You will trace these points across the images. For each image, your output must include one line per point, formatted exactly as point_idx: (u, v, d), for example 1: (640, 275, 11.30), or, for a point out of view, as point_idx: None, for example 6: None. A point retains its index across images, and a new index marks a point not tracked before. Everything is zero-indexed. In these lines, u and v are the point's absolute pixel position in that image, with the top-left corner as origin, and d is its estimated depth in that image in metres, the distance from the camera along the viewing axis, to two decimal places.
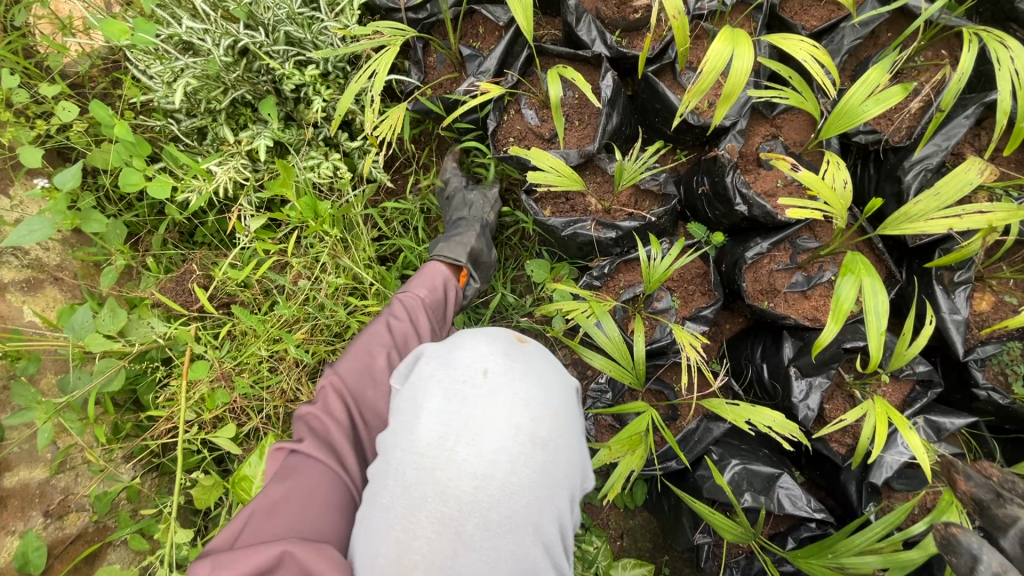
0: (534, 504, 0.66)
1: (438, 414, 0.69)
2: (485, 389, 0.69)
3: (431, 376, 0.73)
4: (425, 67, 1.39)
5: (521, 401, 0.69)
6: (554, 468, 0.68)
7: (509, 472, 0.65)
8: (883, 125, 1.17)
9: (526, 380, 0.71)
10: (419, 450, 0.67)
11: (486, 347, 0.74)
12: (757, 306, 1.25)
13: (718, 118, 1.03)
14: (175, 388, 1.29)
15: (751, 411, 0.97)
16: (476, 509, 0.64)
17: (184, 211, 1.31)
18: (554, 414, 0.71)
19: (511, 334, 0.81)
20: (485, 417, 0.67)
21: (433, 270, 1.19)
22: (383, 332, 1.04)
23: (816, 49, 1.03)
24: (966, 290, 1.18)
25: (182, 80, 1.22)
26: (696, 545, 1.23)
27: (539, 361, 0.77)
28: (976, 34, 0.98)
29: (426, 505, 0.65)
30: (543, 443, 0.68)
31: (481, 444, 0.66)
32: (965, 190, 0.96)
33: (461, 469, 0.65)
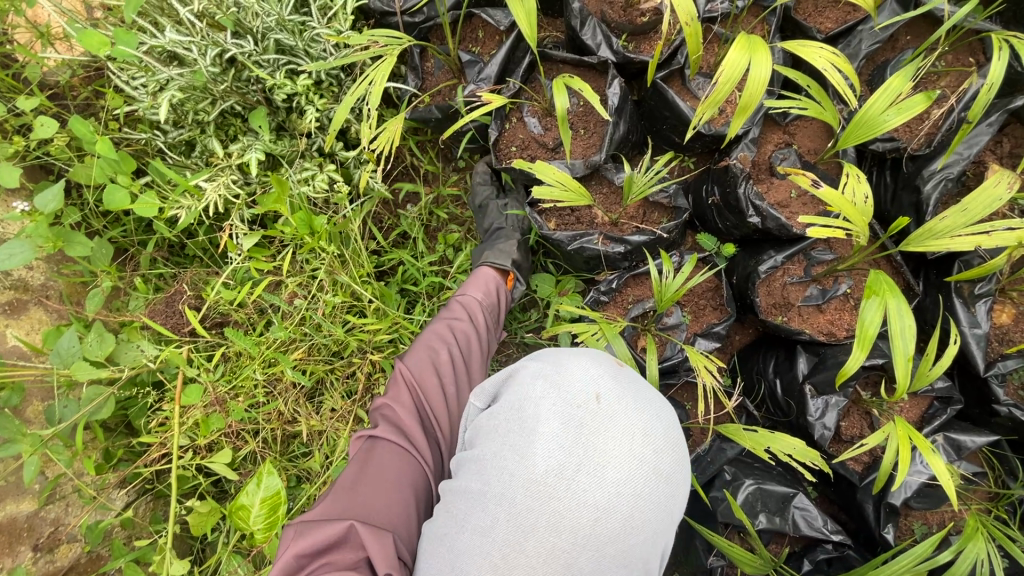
0: (650, 539, 0.64)
1: (555, 440, 0.65)
2: (604, 416, 0.67)
3: (542, 396, 0.70)
4: (423, 73, 1.34)
5: (643, 432, 0.66)
6: (671, 502, 0.66)
7: (632, 506, 0.63)
8: (902, 132, 1.12)
9: (643, 408, 0.69)
10: (533, 477, 0.64)
11: (599, 371, 0.71)
12: (771, 321, 1.21)
13: (735, 130, 0.98)
14: (168, 412, 1.24)
15: (771, 439, 0.94)
16: (591, 542, 0.61)
17: (173, 229, 1.26)
18: (673, 446, 0.68)
19: (611, 356, 0.78)
20: (608, 447, 0.64)
21: (483, 274, 1.23)
22: (446, 328, 1.10)
23: (835, 56, 0.98)
24: (987, 303, 1.13)
25: (167, 92, 1.15)
26: (709, 568, 1.19)
27: (646, 385, 0.74)
28: (1005, 41, 0.93)
29: (535, 533, 0.62)
30: (665, 476, 0.66)
31: (604, 475, 0.63)
32: (993, 206, 0.91)
33: (582, 500, 0.62)
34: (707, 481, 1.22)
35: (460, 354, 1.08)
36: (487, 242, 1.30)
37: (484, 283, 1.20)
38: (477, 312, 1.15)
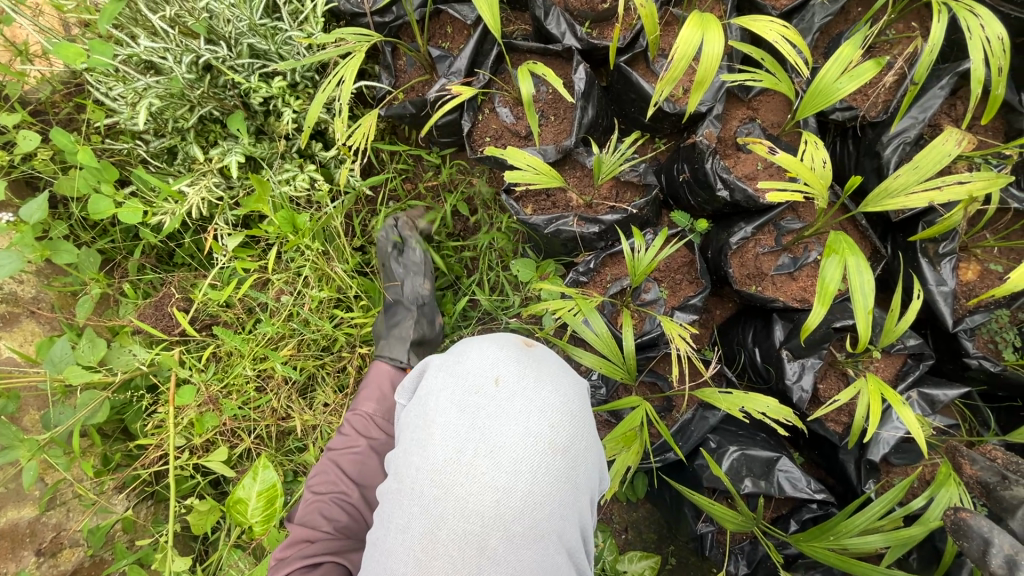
0: (558, 511, 0.65)
1: (453, 428, 0.68)
2: (498, 399, 0.69)
3: (442, 387, 0.73)
4: (395, 71, 1.38)
5: (537, 409, 0.68)
6: (576, 472, 0.68)
7: (532, 481, 0.65)
8: (859, 100, 1.17)
9: (536, 387, 0.70)
10: (437, 466, 0.66)
11: (495, 356, 0.74)
12: (745, 290, 1.24)
13: (693, 105, 1.02)
14: (163, 414, 1.27)
15: (745, 398, 0.97)
16: (498, 523, 0.63)
17: (159, 235, 1.28)
18: (572, 419, 0.70)
19: (518, 339, 0.81)
20: (502, 427, 0.66)
21: (377, 374, 1.19)
22: (336, 461, 1.06)
23: (786, 28, 1.01)
24: (952, 261, 1.17)
25: (145, 100, 1.19)
26: (700, 534, 1.23)
27: (550, 363, 0.76)
28: (945, 5, 0.95)
29: (446, 523, 0.64)
30: (563, 449, 0.68)
31: (499, 457, 0.65)
32: (944, 162, 0.95)
33: (482, 484, 0.64)
34: (692, 451, 1.25)
35: (359, 480, 1.04)
36: (383, 329, 1.27)
37: (377, 391, 1.16)
38: (371, 425, 1.11)
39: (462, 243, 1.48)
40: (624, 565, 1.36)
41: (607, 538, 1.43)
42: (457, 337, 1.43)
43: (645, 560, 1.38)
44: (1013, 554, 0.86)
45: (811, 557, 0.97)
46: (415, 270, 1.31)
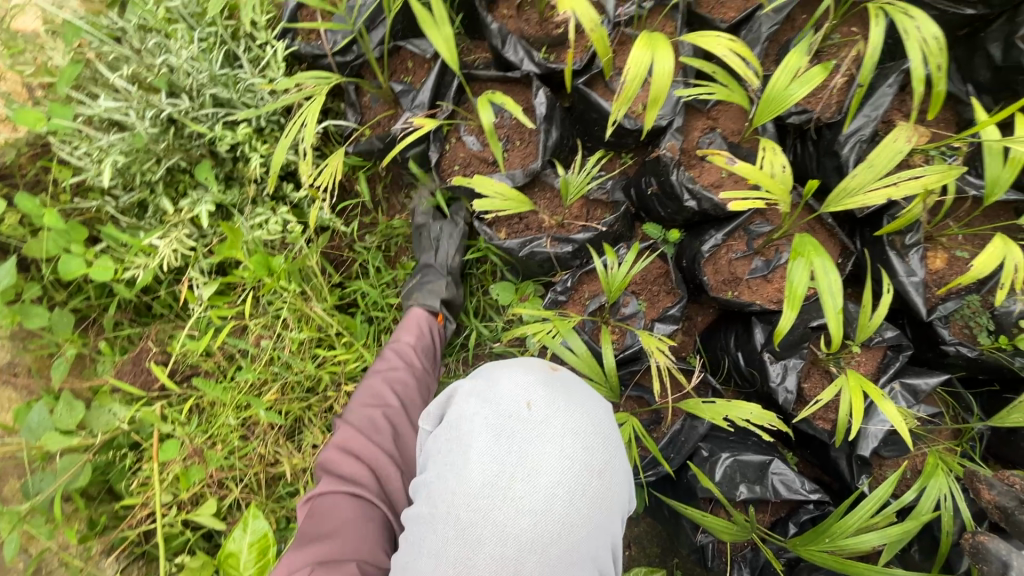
0: (594, 533, 0.64)
1: (488, 453, 0.67)
2: (532, 422, 0.68)
3: (475, 412, 0.72)
4: (361, 108, 1.39)
5: (571, 431, 0.67)
6: (610, 495, 0.67)
7: (568, 504, 0.63)
8: (813, 103, 1.20)
9: (570, 409, 0.70)
10: (472, 491, 0.65)
11: (528, 379, 0.73)
12: (721, 296, 1.26)
13: (650, 122, 1.05)
14: (148, 471, 1.24)
15: (728, 406, 0.98)
16: (535, 546, 0.62)
17: (132, 289, 1.27)
18: (604, 441, 0.69)
19: (545, 363, 0.79)
20: (538, 450, 0.65)
21: (415, 316, 1.27)
22: (381, 382, 1.13)
23: (734, 42, 1.04)
24: (919, 252, 1.20)
25: (109, 157, 1.19)
26: (700, 545, 1.23)
27: (578, 386, 0.75)
28: (881, 9, 0.99)
29: (483, 547, 0.62)
30: (598, 471, 0.67)
31: (536, 479, 0.64)
32: (897, 158, 0.98)
33: (519, 507, 0.63)
34: (685, 460, 1.25)
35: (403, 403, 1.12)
36: (415, 281, 1.35)
37: (413, 330, 1.24)
38: (411, 359, 1.19)
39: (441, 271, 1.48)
40: None
41: None
42: (443, 365, 1.42)
43: None
44: None
45: (808, 560, 0.97)
46: (445, 230, 1.38)
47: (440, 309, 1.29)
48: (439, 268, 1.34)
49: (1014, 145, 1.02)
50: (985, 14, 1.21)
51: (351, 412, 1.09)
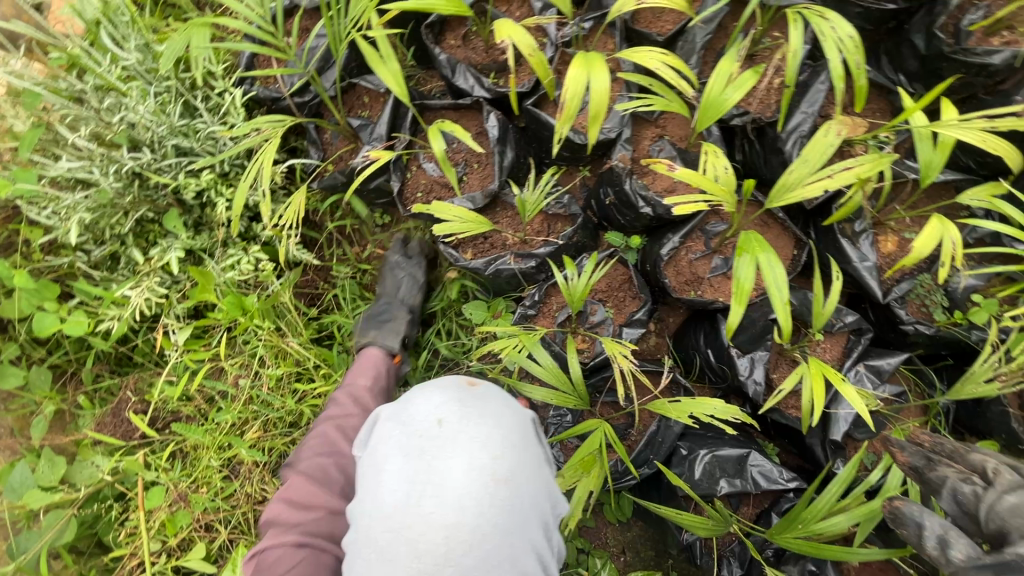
0: (508, 540, 0.65)
1: (401, 473, 0.69)
2: (441, 438, 0.70)
3: (390, 435, 0.74)
4: (323, 144, 1.43)
5: (479, 444, 0.69)
6: (524, 503, 0.69)
7: (478, 513, 0.65)
8: (752, 104, 1.25)
9: (479, 422, 0.72)
10: (388, 512, 0.67)
11: (439, 397, 0.76)
12: (685, 297, 1.29)
13: (595, 137, 1.09)
14: (134, 521, 1.24)
15: (692, 404, 1.00)
16: (449, 559, 0.63)
17: (108, 341, 1.29)
18: (514, 449, 0.71)
19: (462, 379, 0.82)
20: (446, 465, 0.68)
21: (369, 357, 1.27)
22: (332, 429, 1.13)
23: (666, 55, 1.09)
24: (869, 237, 1.24)
25: (75, 215, 1.22)
26: (688, 543, 1.25)
27: (492, 399, 0.78)
28: (800, 13, 1.04)
29: (400, 566, 0.64)
30: (507, 479, 0.68)
31: (446, 494, 0.66)
32: (829, 151, 1.02)
33: (431, 523, 0.65)
34: (666, 460, 1.28)
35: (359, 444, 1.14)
36: (375, 319, 1.36)
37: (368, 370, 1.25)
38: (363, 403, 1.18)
39: None
40: None
41: (605, 563, 1.44)
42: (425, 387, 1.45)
43: None
44: (945, 535, 0.77)
45: (785, 546, 0.99)
46: (409, 274, 1.41)
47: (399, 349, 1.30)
48: (399, 308, 1.36)
49: (941, 130, 1.07)
50: (905, 8, 1.29)
51: (302, 457, 1.11)
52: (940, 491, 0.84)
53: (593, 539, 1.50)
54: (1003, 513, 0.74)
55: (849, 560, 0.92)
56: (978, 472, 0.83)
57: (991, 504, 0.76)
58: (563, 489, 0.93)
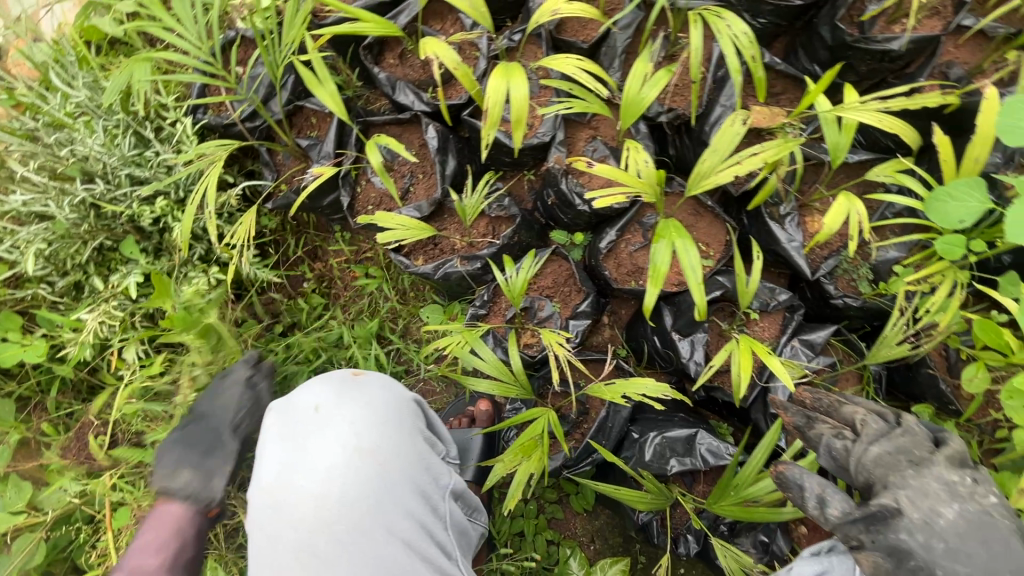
0: (374, 505, 0.79)
1: (279, 455, 0.82)
2: (314, 421, 0.83)
3: (274, 422, 0.86)
4: (275, 165, 1.49)
5: (347, 426, 0.82)
6: (388, 474, 0.81)
7: (344, 485, 0.79)
8: (675, 102, 1.32)
9: (349, 410, 0.84)
10: (269, 489, 0.80)
11: (319, 386, 0.88)
12: (626, 287, 1.35)
13: (521, 141, 1.16)
14: (104, 542, 1.27)
15: (624, 385, 1.06)
16: (322, 524, 0.77)
17: (72, 367, 1.33)
18: (381, 427, 0.84)
19: (348, 369, 0.94)
20: (316, 445, 0.81)
21: (167, 518, 1.09)
22: None
23: (582, 61, 1.16)
24: (794, 218, 1.31)
25: (33, 247, 1.27)
26: (644, 523, 1.30)
27: (369, 386, 0.89)
28: (701, 14, 1.12)
29: (283, 534, 0.78)
30: (372, 454, 0.81)
31: (316, 470, 0.79)
32: (738, 138, 1.08)
33: (304, 495, 0.78)
34: (618, 444, 1.33)
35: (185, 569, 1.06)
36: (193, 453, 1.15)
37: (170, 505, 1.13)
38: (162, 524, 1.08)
39: (376, 305, 1.57)
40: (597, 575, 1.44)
41: (575, 551, 1.48)
42: None
43: (616, 565, 1.44)
44: (823, 492, 0.85)
45: (723, 514, 1.04)
46: (253, 400, 1.24)
47: (220, 501, 1.13)
48: (228, 441, 1.17)
49: (843, 114, 1.15)
50: (812, 2, 1.37)
51: None
52: (820, 446, 0.92)
53: (563, 529, 1.54)
54: (875, 466, 0.86)
55: (773, 519, 0.98)
56: (849, 426, 0.93)
57: (865, 458, 0.87)
58: (501, 473, 0.97)
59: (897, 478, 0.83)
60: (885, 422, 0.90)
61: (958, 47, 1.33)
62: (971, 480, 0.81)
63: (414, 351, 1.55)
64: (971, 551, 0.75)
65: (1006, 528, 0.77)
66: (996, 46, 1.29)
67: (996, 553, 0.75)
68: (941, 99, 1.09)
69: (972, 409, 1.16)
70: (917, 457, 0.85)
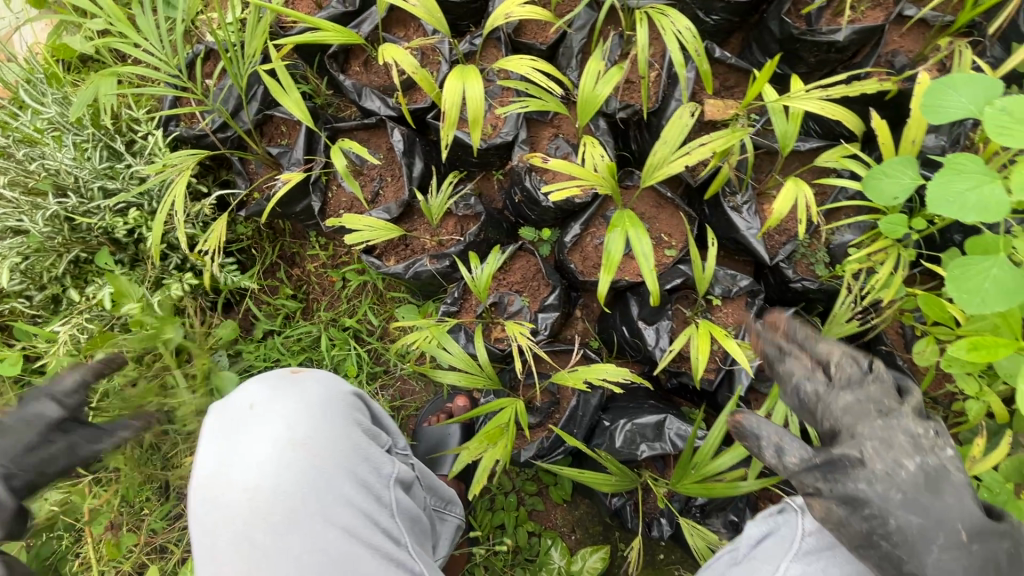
0: (309, 495, 0.81)
1: (214, 452, 0.84)
2: (248, 417, 0.85)
3: (210, 421, 0.88)
4: (248, 174, 1.53)
5: (280, 420, 0.84)
6: (323, 466, 0.83)
7: (278, 477, 0.81)
8: (631, 98, 1.36)
9: (281, 405, 0.86)
10: (206, 485, 0.82)
11: (255, 384, 0.89)
12: (592, 279, 1.39)
13: (479, 139, 1.20)
14: (86, 550, 1.28)
15: (587, 370, 1.09)
16: (256, 518, 0.79)
17: (51, 378, 1.35)
18: (316, 421, 0.86)
19: (288, 367, 0.95)
20: (250, 440, 0.83)
21: None
22: None
23: (535, 61, 1.20)
24: (751, 206, 1.35)
25: (8, 262, 1.30)
26: (618, 508, 1.33)
27: (307, 381, 0.91)
28: (647, 13, 1.16)
29: (221, 528, 0.80)
30: (305, 446, 0.83)
31: (249, 464, 0.81)
32: (687, 130, 1.12)
33: (239, 489, 0.81)
34: (589, 432, 1.36)
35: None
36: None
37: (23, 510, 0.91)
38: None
39: (353, 307, 1.61)
40: (578, 564, 1.48)
41: (556, 541, 1.51)
42: (370, 389, 1.55)
43: (596, 553, 1.49)
44: (782, 445, 0.73)
45: (687, 494, 1.06)
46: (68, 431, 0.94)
47: None
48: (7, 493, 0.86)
49: (789, 103, 1.19)
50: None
51: None
52: (788, 390, 0.79)
53: (543, 520, 1.57)
54: (838, 416, 0.74)
55: (732, 494, 1.01)
56: (822, 363, 0.79)
57: (829, 405, 0.75)
58: (467, 461, 0.99)
59: (866, 428, 0.72)
60: (859, 366, 0.77)
61: (902, 35, 1.38)
62: (935, 428, 0.72)
63: (390, 351, 1.58)
64: (927, 504, 0.67)
65: (958, 482, 0.69)
66: (936, 34, 1.34)
67: (949, 506, 0.67)
68: (879, 86, 1.14)
69: (927, 383, 1.20)
70: (886, 407, 0.74)
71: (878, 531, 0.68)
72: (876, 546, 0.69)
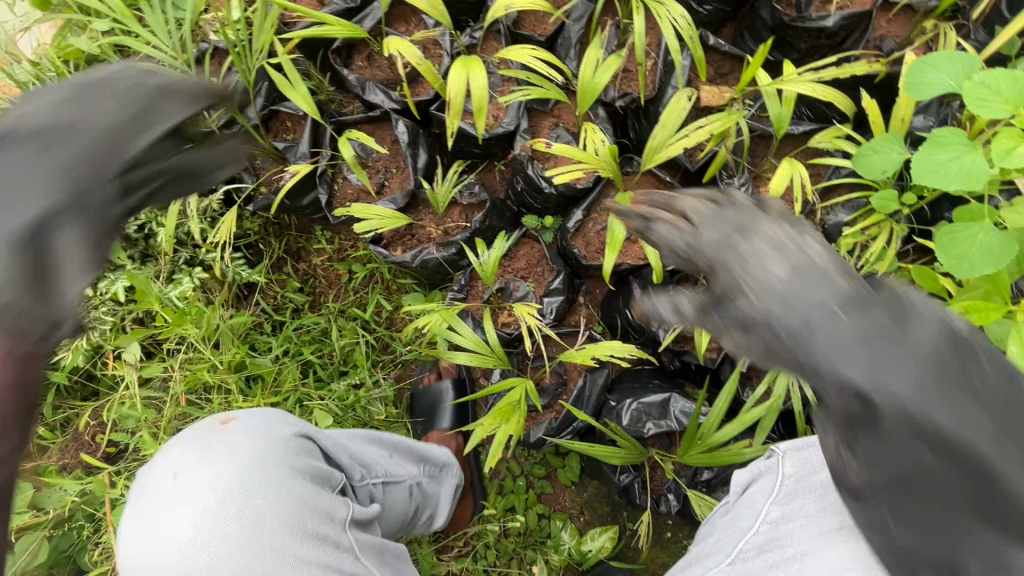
0: (246, 558, 0.79)
1: (138, 528, 0.81)
2: (170, 487, 0.82)
3: (134, 494, 0.85)
4: (255, 169, 1.56)
5: (205, 487, 0.82)
6: (258, 525, 0.81)
7: (208, 545, 0.78)
8: (629, 86, 1.40)
9: (216, 469, 0.83)
10: (136, 563, 0.79)
11: (177, 450, 0.86)
12: (596, 263, 1.42)
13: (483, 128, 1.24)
14: (105, 539, 1.31)
15: (594, 348, 1.12)
16: None
17: (66, 371, 1.38)
18: (245, 479, 0.83)
19: (217, 420, 0.93)
20: (174, 512, 0.80)
21: None
22: None
23: (537, 50, 1.24)
24: (748, 189, 1.39)
25: None
26: (626, 486, 1.37)
27: (233, 436, 0.88)
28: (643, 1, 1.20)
29: None
30: (236, 510, 0.81)
31: (177, 538, 0.79)
32: (685, 114, 1.16)
33: (171, 564, 0.78)
34: (596, 412, 1.40)
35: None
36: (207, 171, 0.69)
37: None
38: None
39: (361, 298, 1.63)
40: (589, 544, 1.53)
41: (565, 522, 1.54)
42: (380, 378, 1.58)
43: (606, 533, 1.53)
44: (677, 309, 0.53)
45: (694, 465, 1.10)
46: None
47: None
48: None
49: (782, 86, 1.23)
50: None
51: None
52: (710, 293, 0.54)
53: (552, 502, 1.60)
54: (767, 285, 0.49)
55: (738, 459, 1.05)
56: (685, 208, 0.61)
57: (743, 266, 0.51)
58: (481, 437, 1.02)
59: (734, 256, 0.52)
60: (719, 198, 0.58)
61: (888, 22, 1.43)
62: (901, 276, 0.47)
63: (398, 340, 1.61)
64: (927, 357, 0.42)
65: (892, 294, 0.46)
66: (923, 18, 1.39)
67: (894, 315, 0.44)
68: (868, 68, 1.18)
69: None
70: (748, 226, 0.54)
71: (777, 340, 0.47)
72: (863, 440, 0.43)
